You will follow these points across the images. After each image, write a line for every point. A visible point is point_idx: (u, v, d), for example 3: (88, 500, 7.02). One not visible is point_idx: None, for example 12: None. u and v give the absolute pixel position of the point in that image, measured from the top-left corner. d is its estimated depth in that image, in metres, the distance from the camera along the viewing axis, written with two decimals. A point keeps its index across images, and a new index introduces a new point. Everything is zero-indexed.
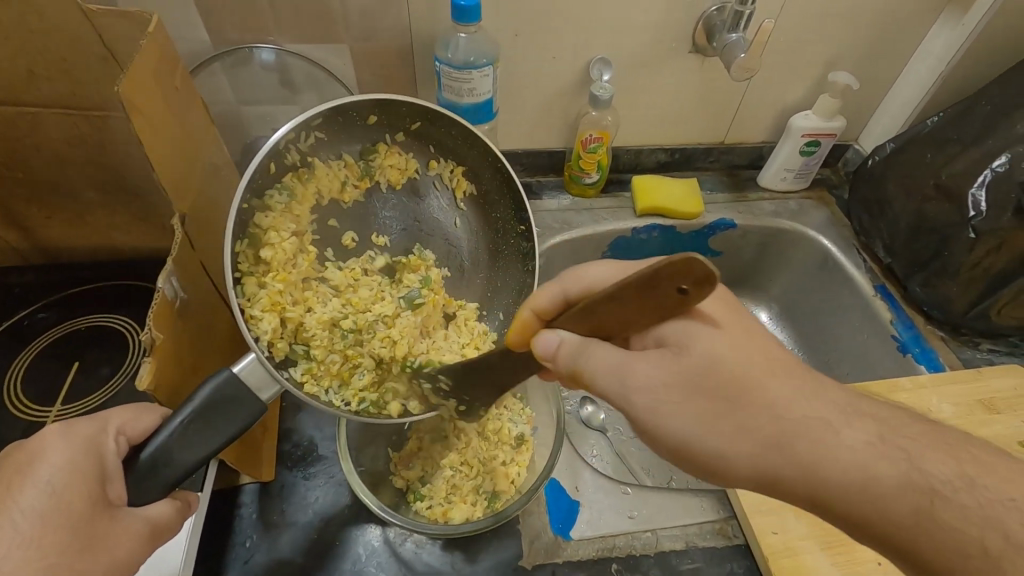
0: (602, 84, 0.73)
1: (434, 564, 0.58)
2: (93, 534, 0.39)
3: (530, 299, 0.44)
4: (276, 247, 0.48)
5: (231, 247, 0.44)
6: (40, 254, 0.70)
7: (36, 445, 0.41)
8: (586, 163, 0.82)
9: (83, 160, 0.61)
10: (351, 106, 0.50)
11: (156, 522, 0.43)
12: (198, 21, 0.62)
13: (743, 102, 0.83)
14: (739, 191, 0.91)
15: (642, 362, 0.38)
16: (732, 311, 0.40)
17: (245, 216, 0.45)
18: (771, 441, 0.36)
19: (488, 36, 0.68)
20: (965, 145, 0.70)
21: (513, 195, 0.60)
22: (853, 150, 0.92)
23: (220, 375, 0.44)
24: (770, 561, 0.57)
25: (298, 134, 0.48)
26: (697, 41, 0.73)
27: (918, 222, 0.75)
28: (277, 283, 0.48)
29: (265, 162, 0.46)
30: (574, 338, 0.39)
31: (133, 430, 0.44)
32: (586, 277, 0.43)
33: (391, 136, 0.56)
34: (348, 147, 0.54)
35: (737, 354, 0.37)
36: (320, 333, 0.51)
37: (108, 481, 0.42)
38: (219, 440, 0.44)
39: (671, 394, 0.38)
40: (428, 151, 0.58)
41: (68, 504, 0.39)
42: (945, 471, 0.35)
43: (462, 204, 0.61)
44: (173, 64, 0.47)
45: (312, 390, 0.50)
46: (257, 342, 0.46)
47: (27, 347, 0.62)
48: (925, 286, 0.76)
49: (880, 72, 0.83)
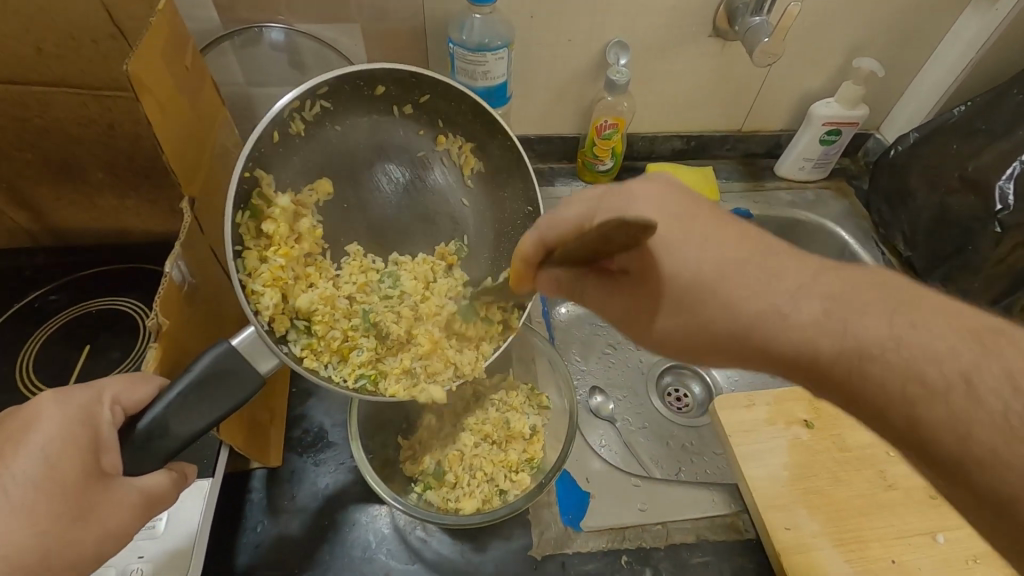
0: (619, 68, 0.71)
1: (443, 552, 0.58)
2: (88, 505, 0.39)
3: (517, 246, 0.46)
4: (278, 220, 0.48)
5: (232, 216, 0.44)
6: (50, 236, 0.69)
7: (30, 410, 0.40)
8: (600, 150, 0.80)
9: (91, 140, 0.60)
10: (356, 75, 0.48)
11: (150, 493, 0.43)
12: (208, 1, 0.61)
13: (763, 88, 0.81)
14: (755, 180, 0.89)
15: (619, 296, 0.43)
16: (690, 208, 0.44)
17: (247, 185, 0.45)
18: (732, 328, 0.40)
19: (502, 18, 0.66)
20: (994, 137, 0.68)
21: (522, 174, 0.57)
22: (874, 139, 0.89)
23: (219, 346, 0.44)
24: (782, 557, 0.56)
25: (302, 103, 0.47)
26: (718, 25, 0.71)
27: (941, 215, 0.73)
28: (279, 257, 0.48)
29: (269, 129, 0.46)
30: (564, 273, 0.45)
31: (129, 400, 0.42)
32: (558, 219, 0.43)
33: (399, 107, 0.53)
34: (355, 119, 0.52)
35: (706, 263, 0.41)
36: (322, 308, 0.51)
37: (102, 451, 0.41)
38: (218, 412, 0.44)
39: (647, 314, 0.43)
40: (436, 125, 0.55)
41: (61, 473, 0.39)
42: (878, 329, 0.35)
43: (470, 180, 0.58)
44: (182, 45, 0.45)
45: (312, 365, 0.50)
46: (257, 316, 0.46)
47: (36, 329, 0.62)
48: (946, 281, 0.75)
49: (906, 58, 0.80)
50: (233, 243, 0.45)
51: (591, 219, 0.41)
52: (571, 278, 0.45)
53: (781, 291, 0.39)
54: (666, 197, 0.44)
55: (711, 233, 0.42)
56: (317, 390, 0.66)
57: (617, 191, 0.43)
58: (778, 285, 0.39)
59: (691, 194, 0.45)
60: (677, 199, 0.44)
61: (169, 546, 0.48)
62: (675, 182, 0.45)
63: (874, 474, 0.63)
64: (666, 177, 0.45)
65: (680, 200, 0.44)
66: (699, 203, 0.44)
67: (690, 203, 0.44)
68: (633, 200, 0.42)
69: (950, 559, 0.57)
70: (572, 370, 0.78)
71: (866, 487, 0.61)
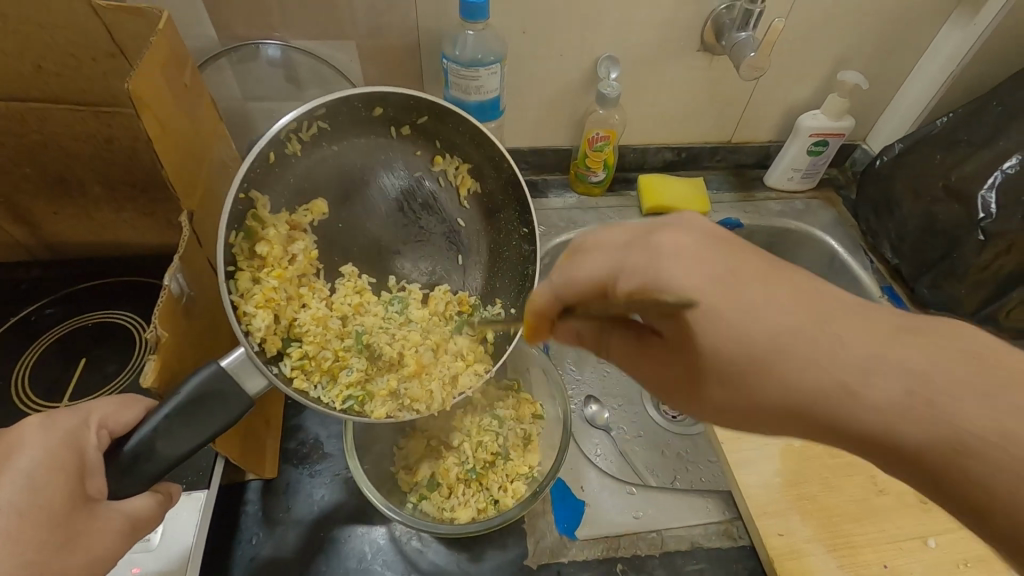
0: (609, 82, 0.72)
1: (439, 562, 0.58)
2: (71, 529, 0.39)
3: (528, 301, 0.43)
4: (272, 242, 0.49)
5: (225, 237, 0.45)
6: (46, 250, 0.70)
7: (17, 434, 0.41)
8: (592, 161, 0.81)
9: (90, 155, 0.61)
10: (354, 97, 0.50)
11: (135, 516, 0.43)
12: (205, 18, 0.62)
13: (751, 100, 0.82)
14: (745, 191, 0.90)
15: (648, 359, 0.39)
16: (729, 252, 0.36)
17: (241, 206, 0.46)
18: (790, 409, 0.33)
19: (495, 34, 0.68)
20: (976, 146, 0.70)
21: (518, 198, 0.59)
22: (861, 150, 0.92)
23: (208, 368, 0.44)
24: (776, 563, 0.57)
25: (299, 124, 0.48)
26: (705, 40, 0.73)
27: (927, 224, 0.74)
28: (272, 279, 0.49)
29: (265, 151, 0.47)
30: (587, 328, 0.41)
31: (115, 423, 0.44)
32: (575, 273, 0.40)
33: (395, 128, 0.54)
34: (351, 139, 0.53)
35: (754, 325, 0.33)
36: (313, 329, 0.52)
37: (88, 474, 0.42)
38: (202, 436, 0.43)
39: (683, 378, 0.37)
40: (433, 146, 0.57)
41: (46, 498, 0.39)
42: None
43: (466, 203, 0.59)
44: (181, 62, 0.47)
45: (301, 385, 0.50)
46: (248, 337, 0.47)
47: (32, 343, 0.62)
48: (932, 288, 0.76)
49: (889, 72, 0.82)
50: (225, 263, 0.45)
51: (613, 282, 0.38)
52: (596, 333, 0.41)
53: (845, 364, 0.31)
54: (703, 243, 0.36)
55: (760, 292, 0.34)
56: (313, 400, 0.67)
57: (642, 243, 0.37)
58: (842, 359, 0.31)
59: (728, 240, 0.37)
60: (719, 247, 0.36)
61: (163, 564, 0.48)
62: (706, 226, 0.38)
63: (867, 479, 0.63)
64: (699, 222, 0.38)
65: (717, 246, 0.36)
66: (742, 252, 0.36)
67: (732, 249, 0.36)
68: (668, 257, 0.36)
69: (941, 563, 0.58)
70: (567, 379, 0.78)
71: (858, 493, 0.62)
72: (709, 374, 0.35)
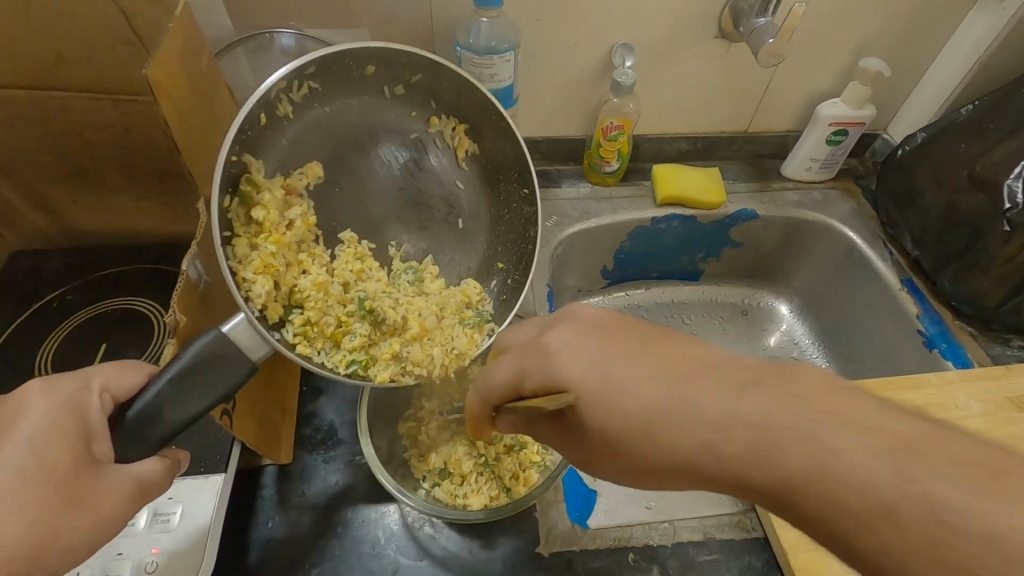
0: (624, 70, 0.71)
1: (452, 549, 0.58)
2: (78, 493, 0.40)
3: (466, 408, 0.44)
4: (267, 207, 0.48)
5: (219, 200, 0.44)
6: (67, 237, 0.71)
7: (16, 402, 0.40)
8: (606, 151, 0.81)
9: (106, 145, 0.62)
10: (346, 55, 0.48)
11: (143, 480, 0.44)
12: (222, 7, 0.62)
13: (769, 88, 0.81)
14: (762, 181, 0.89)
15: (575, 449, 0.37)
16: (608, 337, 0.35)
17: (234, 169, 0.45)
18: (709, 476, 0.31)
19: (509, 21, 0.67)
20: (1003, 135, 0.68)
21: (518, 159, 0.59)
22: (881, 140, 0.90)
23: (210, 334, 0.44)
24: (790, 555, 0.57)
25: (289, 84, 0.46)
26: (723, 27, 0.71)
27: (948, 214, 0.73)
28: (270, 244, 0.49)
29: (255, 111, 0.45)
30: (514, 422, 0.41)
31: (118, 387, 0.44)
32: (491, 378, 0.40)
33: (390, 85, 0.54)
34: (345, 101, 0.52)
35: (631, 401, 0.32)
36: (313, 295, 0.52)
37: (93, 438, 0.42)
38: (208, 400, 0.43)
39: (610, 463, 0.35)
40: (428, 107, 0.57)
41: (51, 460, 0.39)
42: None
43: (464, 163, 0.60)
44: (197, 47, 0.47)
45: (305, 351, 0.50)
46: (249, 304, 0.46)
47: (54, 329, 0.63)
48: (955, 280, 0.74)
49: (913, 58, 0.80)
50: (222, 230, 0.45)
51: (522, 384, 0.37)
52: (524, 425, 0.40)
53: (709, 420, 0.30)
54: (580, 333, 0.36)
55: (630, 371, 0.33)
56: (328, 387, 0.67)
57: (536, 344, 0.37)
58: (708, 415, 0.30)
59: (618, 321, 0.36)
60: (597, 332, 0.36)
61: (181, 538, 0.49)
62: (590, 313, 0.37)
63: None
64: (585, 311, 0.37)
65: (599, 336, 0.35)
66: (621, 332, 0.36)
67: (613, 335, 0.35)
68: (552, 356, 0.35)
69: None
70: None
71: None
72: (626, 461, 0.33)
